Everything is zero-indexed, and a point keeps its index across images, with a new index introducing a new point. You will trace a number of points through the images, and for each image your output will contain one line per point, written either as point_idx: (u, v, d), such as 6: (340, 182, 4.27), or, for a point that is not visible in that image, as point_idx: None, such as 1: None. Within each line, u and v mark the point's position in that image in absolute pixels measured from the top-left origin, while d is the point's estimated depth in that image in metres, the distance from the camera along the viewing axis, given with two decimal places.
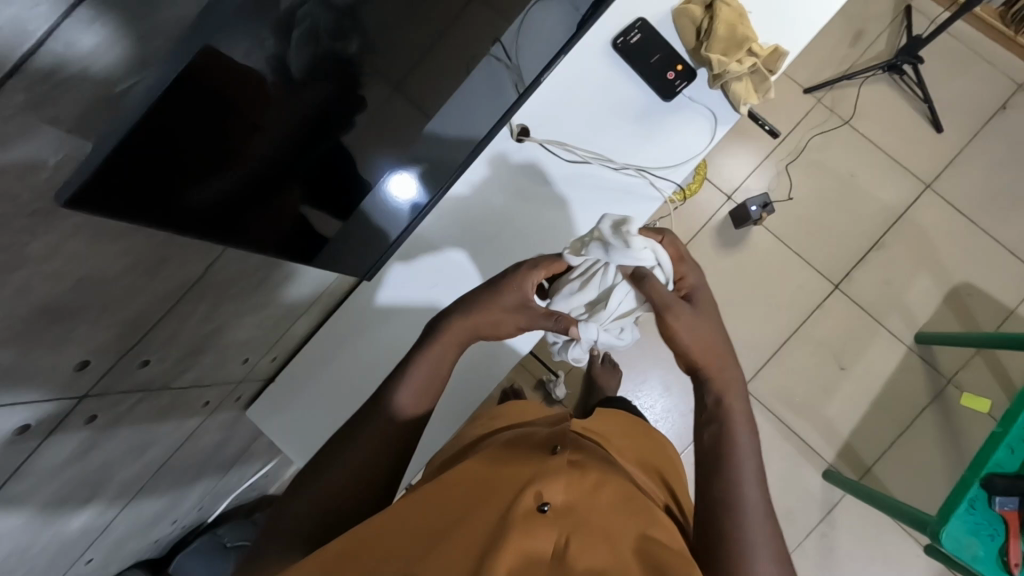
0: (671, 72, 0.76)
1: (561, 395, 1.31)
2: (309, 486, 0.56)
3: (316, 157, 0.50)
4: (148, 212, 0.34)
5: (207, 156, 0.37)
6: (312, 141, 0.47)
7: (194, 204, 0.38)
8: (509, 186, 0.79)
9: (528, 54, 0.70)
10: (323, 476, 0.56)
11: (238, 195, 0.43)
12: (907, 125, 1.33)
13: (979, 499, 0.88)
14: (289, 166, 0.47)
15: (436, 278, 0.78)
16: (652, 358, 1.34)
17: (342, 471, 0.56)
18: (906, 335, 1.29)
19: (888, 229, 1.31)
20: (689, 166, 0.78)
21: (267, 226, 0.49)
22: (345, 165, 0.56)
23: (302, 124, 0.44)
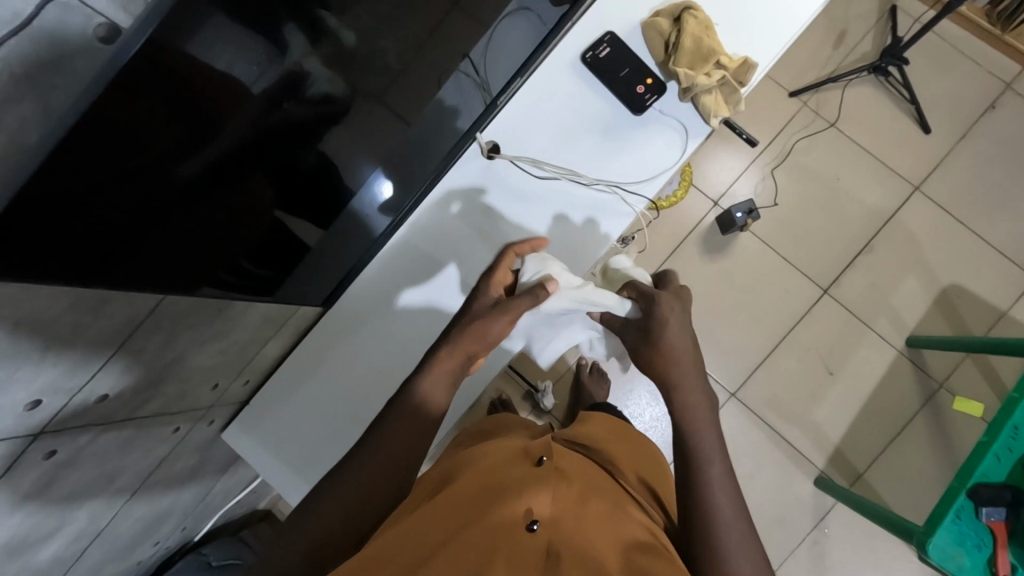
0: (639, 86, 0.75)
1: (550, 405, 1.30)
2: None
3: (265, 171, 0.49)
4: (70, 235, 0.34)
5: (137, 178, 0.36)
6: (269, 152, 0.48)
7: (125, 224, 0.38)
8: (480, 204, 0.78)
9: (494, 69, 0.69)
10: None
11: (178, 213, 0.42)
12: (894, 126, 1.31)
13: (966, 508, 0.87)
14: (244, 176, 0.47)
15: (409, 295, 0.78)
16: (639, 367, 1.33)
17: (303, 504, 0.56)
18: (897, 339, 1.28)
19: (876, 232, 1.30)
20: (661, 179, 0.77)
21: (211, 238, 0.48)
22: (303, 179, 0.55)
23: (244, 139, 0.44)
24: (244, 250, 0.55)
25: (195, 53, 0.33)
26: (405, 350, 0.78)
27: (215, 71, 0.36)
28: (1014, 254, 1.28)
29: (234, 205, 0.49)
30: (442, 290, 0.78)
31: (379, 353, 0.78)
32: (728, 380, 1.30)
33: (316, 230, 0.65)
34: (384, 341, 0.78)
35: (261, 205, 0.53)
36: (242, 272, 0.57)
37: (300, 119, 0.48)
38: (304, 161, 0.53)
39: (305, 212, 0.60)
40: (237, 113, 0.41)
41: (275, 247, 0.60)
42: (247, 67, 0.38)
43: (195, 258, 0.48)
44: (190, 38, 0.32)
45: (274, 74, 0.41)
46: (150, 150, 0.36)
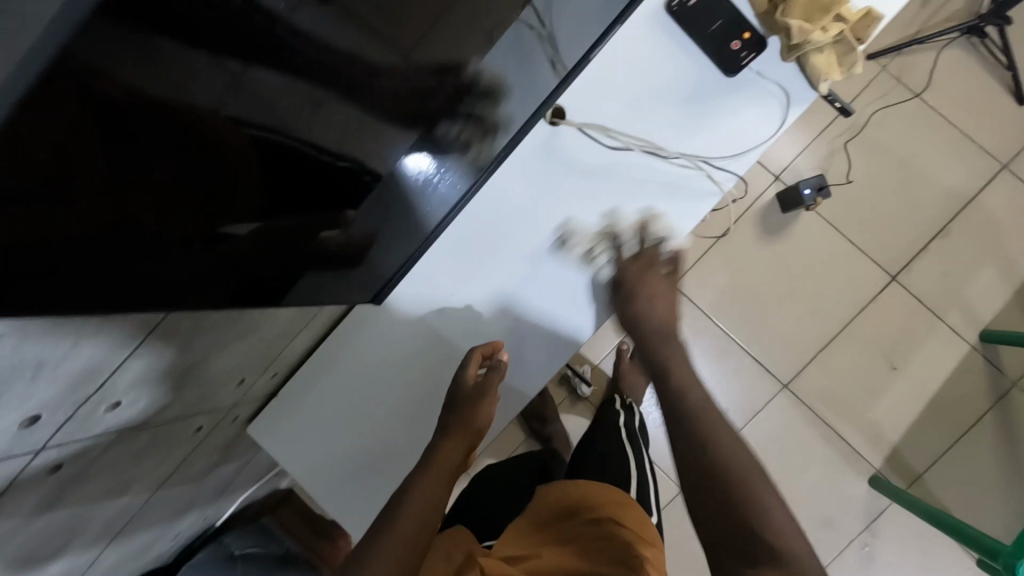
0: (735, 42, 0.64)
1: (587, 391, 1.22)
2: None
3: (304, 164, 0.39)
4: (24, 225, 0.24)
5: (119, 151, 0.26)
6: (273, 177, 0.37)
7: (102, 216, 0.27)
8: (539, 175, 0.68)
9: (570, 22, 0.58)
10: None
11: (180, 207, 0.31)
12: (984, 96, 1.18)
13: None
14: (247, 209, 0.37)
15: (456, 280, 0.69)
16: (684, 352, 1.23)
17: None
18: (969, 333, 1.17)
19: (954, 215, 1.18)
20: (754, 155, 0.66)
21: (229, 245, 0.38)
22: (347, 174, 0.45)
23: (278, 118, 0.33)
24: (263, 296, 0.45)
25: (148, 49, 0.23)
26: (450, 350, 0.69)
27: (180, 75, 0.26)
28: None
29: (239, 243, 0.39)
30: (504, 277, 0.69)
31: (421, 343, 0.70)
32: (780, 371, 1.21)
33: (353, 249, 0.54)
34: (426, 332, 0.69)
35: (275, 238, 0.43)
36: (273, 289, 0.46)
37: (310, 132, 0.37)
38: (321, 186, 0.43)
39: (333, 230, 0.50)
40: (222, 132, 0.31)
41: (308, 270, 0.49)
42: (228, 74, 0.28)
43: (211, 269, 0.38)
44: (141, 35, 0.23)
45: (281, 67, 0.31)
46: (89, 186, 0.26)
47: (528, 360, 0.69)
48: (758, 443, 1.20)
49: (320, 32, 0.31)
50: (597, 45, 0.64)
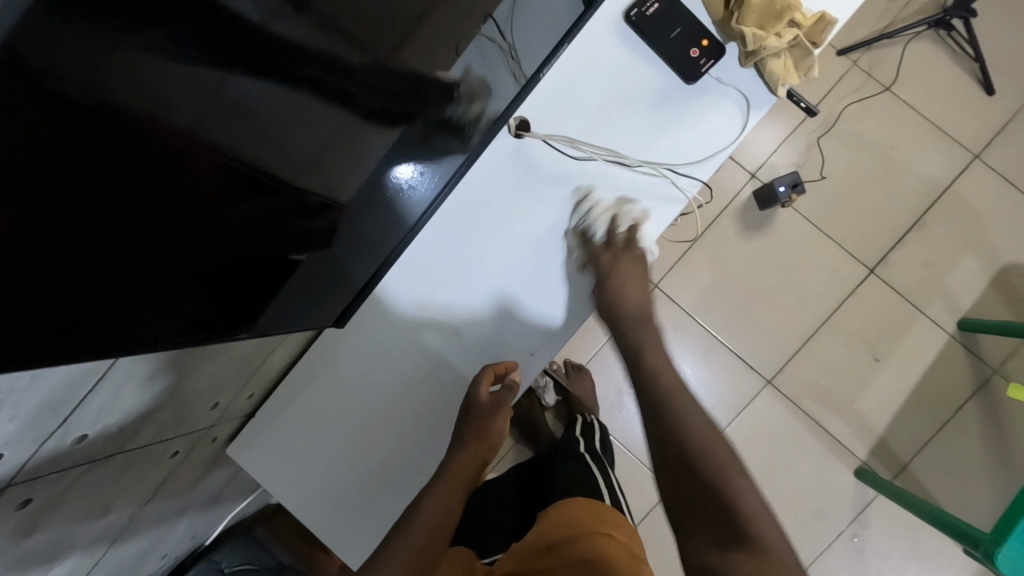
0: (694, 49, 0.64)
1: (550, 401, 1.21)
2: None
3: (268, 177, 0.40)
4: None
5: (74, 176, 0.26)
6: (234, 192, 0.38)
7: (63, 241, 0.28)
8: (506, 187, 0.68)
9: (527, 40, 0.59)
10: None
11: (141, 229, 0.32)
12: (953, 88, 1.19)
13: None
14: (197, 235, 0.37)
15: (432, 295, 0.69)
16: (668, 351, 1.23)
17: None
18: (948, 322, 1.19)
19: (929, 206, 1.19)
20: (718, 160, 0.67)
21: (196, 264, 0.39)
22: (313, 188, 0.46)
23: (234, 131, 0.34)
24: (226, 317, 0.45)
25: (96, 68, 0.24)
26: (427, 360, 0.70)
27: (103, 106, 0.26)
28: None
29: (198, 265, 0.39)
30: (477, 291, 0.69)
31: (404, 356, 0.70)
32: (765, 367, 1.22)
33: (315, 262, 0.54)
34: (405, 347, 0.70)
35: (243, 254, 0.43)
36: (245, 304, 0.47)
37: (252, 152, 0.37)
38: (267, 206, 0.42)
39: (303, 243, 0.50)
40: (157, 159, 0.30)
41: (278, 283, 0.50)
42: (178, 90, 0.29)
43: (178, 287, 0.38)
44: (52, 81, 0.23)
45: (236, 79, 0.32)
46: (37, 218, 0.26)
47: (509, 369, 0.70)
48: (745, 439, 1.21)
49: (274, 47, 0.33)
50: (548, 62, 0.65)
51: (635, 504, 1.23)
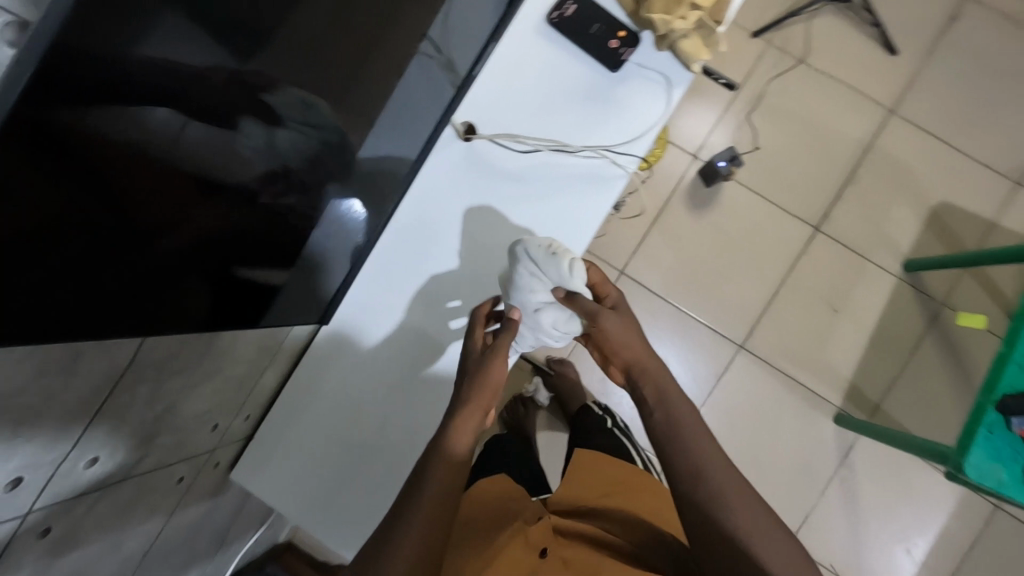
0: (613, 41, 0.71)
1: (544, 399, 1.26)
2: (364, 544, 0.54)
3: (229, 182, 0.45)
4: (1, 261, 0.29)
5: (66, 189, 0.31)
6: (202, 195, 0.43)
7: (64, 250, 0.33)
8: (463, 186, 0.74)
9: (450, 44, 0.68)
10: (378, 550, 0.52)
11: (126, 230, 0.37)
12: (861, 53, 1.29)
13: (997, 423, 0.86)
14: (176, 238, 0.43)
15: (406, 295, 0.75)
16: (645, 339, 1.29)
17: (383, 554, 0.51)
18: (894, 266, 1.27)
19: (858, 162, 1.29)
20: (650, 137, 0.73)
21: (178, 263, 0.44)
22: (270, 188, 0.51)
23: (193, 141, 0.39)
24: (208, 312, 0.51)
25: (75, 94, 0.30)
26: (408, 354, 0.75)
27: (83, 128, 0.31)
28: (998, 165, 1.27)
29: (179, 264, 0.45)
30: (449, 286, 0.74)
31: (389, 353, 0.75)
32: (734, 333, 1.28)
33: (288, 260, 0.61)
34: (387, 345, 0.75)
35: (217, 254, 0.49)
36: (224, 300, 0.53)
37: (211, 158, 0.42)
38: (238, 210, 0.48)
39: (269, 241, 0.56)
40: (131, 172, 0.36)
41: (251, 281, 0.56)
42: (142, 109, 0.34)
43: (164, 286, 0.44)
44: (53, 103, 0.29)
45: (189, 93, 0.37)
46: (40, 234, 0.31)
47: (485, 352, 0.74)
48: (729, 405, 1.27)
49: (221, 73, 0.39)
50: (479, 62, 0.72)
51: None
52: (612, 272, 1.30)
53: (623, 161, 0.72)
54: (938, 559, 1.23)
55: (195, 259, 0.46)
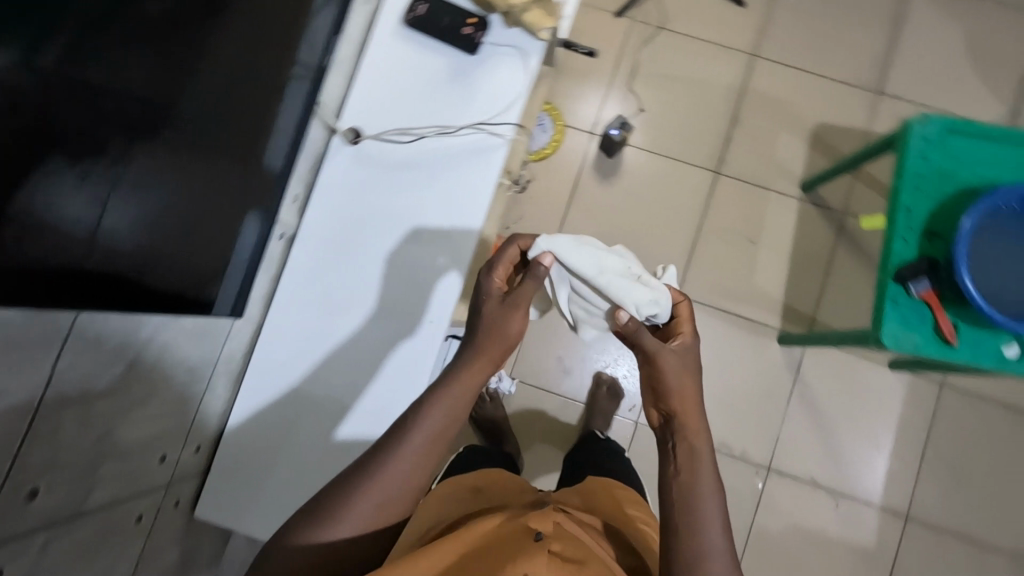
0: (465, 28, 0.78)
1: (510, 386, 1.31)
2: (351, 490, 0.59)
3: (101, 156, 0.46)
4: None
5: None
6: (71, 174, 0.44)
7: None
8: (362, 184, 0.78)
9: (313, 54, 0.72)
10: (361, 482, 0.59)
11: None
12: (714, 10, 1.41)
13: (899, 293, 0.93)
14: (50, 216, 0.43)
15: (330, 295, 0.78)
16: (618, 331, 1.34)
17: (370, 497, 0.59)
18: (793, 190, 1.37)
19: (737, 105, 1.39)
20: (519, 104, 0.79)
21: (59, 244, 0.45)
22: (152, 168, 0.52)
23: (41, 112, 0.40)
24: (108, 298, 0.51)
25: None
26: (341, 346, 0.77)
27: None
28: (859, 80, 1.39)
29: (62, 246, 0.45)
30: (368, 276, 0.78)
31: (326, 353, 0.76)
32: None
33: (196, 248, 0.61)
34: (322, 341, 0.77)
35: (105, 236, 0.49)
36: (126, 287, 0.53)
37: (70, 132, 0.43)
38: (134, 198, 0.51)
39: (167, 228, 0.56)
40: None
41: (156, 269, 0.56)
42: None
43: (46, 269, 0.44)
44: None
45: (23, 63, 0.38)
46: None
47: (416, 327, 0.77)
48: None
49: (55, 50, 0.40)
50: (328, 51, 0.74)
51: None
52: None
53: (501, 130, 0.78)
54: (904, 447, 1.30)
55: (83, 241, 0.47)
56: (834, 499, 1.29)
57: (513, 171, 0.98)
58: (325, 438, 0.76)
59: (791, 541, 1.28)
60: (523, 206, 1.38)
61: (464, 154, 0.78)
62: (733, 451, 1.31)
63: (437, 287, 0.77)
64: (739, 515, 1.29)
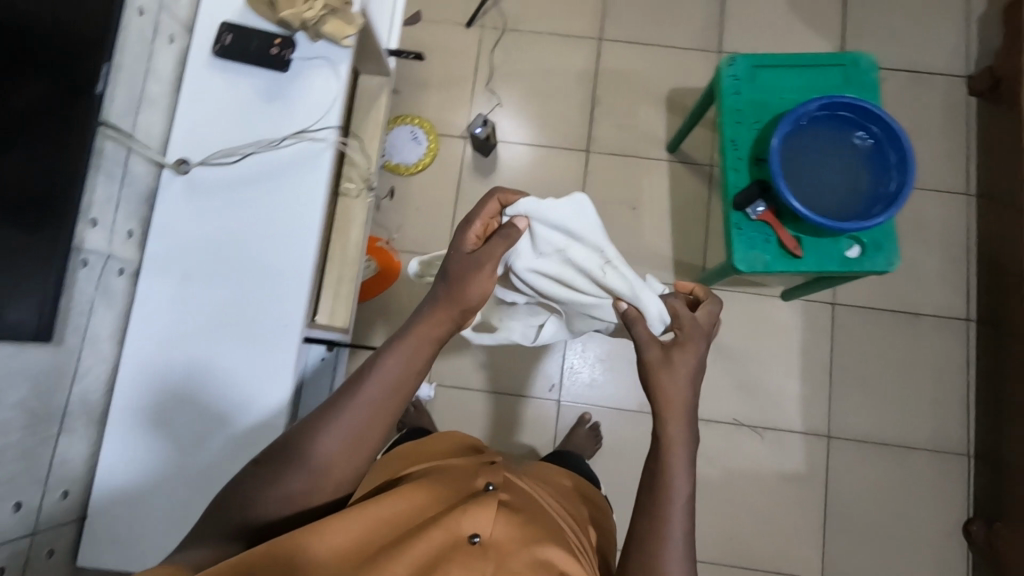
0: (272, 48, 0.83)
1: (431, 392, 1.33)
2: (316, 438, 0.64)
3: None
4: None
5: None
6: None
7: None
8: (197, 209, 0.81)
9: (115, 95, 0.74)
10: (319, 440, 0.64)
11: None
12: (556, 6, 1.51)
13: (741, 219, 1.00)
14: None
15: (181, 317, 0.80)
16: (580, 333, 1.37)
17: (335, 439, 0.64)
18: (662, 153, 1.45)
19: (594, 87, 1.48)
20: (336, 108, 0.83)
21: None
22: None
23: None
24: None
25: None
26: (200, 362, 0.79)
27: None
28: (700, 44, 1.49)
29: None
30: (217, 292, 0.80)
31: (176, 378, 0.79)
32: None
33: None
34: (180, 361, 0.79)
35: None
36: None
37: None
38: None
39: None
40: None
41: None
42: None
43: None
44: None
45: None
46: None
47: (269, 329, 0.79)
48: None
49: None
50: (109, 82, 0.73)
51: (541, 433, 1.33)
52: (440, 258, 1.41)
53: (323, 135, 0.82)
54: (812, 370, 1.36)
55: None
56: (758, 433, 1.33)
57: (370, 179, 1.05)
58: (197, 453, 0.77)
59: (727, 483, 1.31)
60: (412, 216, 1.43)
61: (290, 163, 0.82)
62: None
63: (285, 287, 0.80)
64: None
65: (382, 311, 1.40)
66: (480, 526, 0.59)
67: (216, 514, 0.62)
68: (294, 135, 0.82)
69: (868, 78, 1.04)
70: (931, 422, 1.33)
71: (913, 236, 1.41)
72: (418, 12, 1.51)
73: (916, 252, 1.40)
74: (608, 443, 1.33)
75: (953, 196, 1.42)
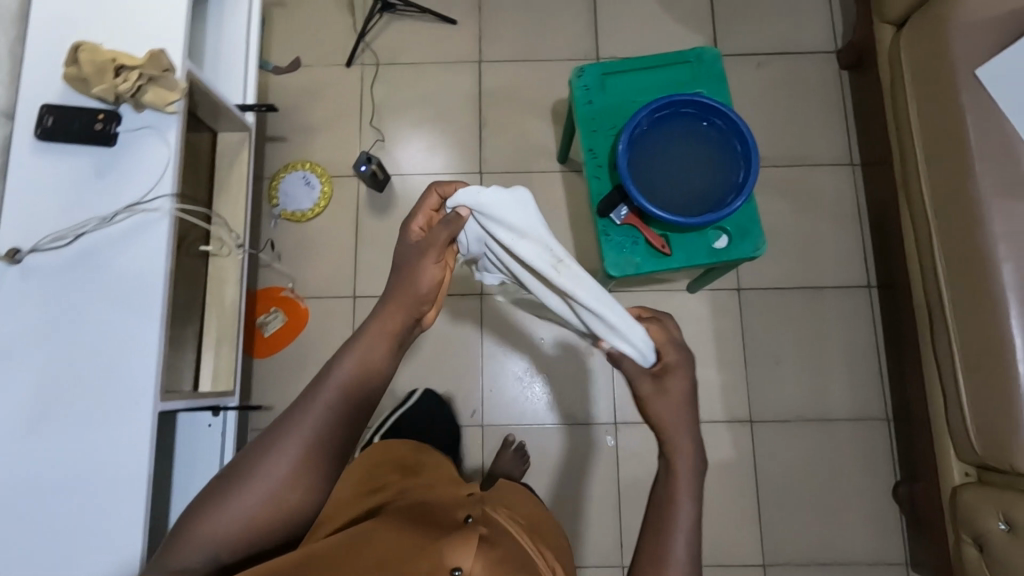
0: (96, 124, 0.82)
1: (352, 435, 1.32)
2: (286, 438, 0.62)
3: None
4: None
5: None
6: None
7: None
8: (36, 297, 0.79)
9: None
10: (289, 437, 0.62)
11: None
12: (432, 35, 1.52)
13: (609, 225, 1.01)
14: None
15: (28, 410, 0.77)
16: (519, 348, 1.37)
17: (301, 435, 0.62)
18: (554, 165, 1.46)
19: (480, 109, 1.49)
20: (168, 175, 0.83)
21: None
22: None
23: None
24: None
25: None
26: (55, 452, 0.76)
27: None
28: (577, 54, 1.51)
29: None
30: (65, 378, 0.78)
31: (10, 494, 0.75)
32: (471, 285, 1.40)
33: None
34: (32, 455, 0.76)
35: None
36: None
37: None
38: None
39: None
40: None
41: None
42: None
43: None
44: None
45: None
46: None
47: (123, 409, 0.78)
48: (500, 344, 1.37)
49: None
50: None
51: (468, 461, 1.31)
52: (346, 299, 1.40)
53: (157, 203, 0.82)
54: (727, 358, 1.37)
55: None
56: None
57: (243, 237, 1.04)
58: (58, 548, 0.74)
59: None
60: (314, 262, 1.42)
61: (129, 236, 0.81)
62: (579, 418, 1.34)
63: (136, 362, 0.79)
64: (604, 477, 1.31)
65: (294, 361, 1.38)
66: (464, 557, 0.56)
67: (211, 507, 0.60)
68: (127, 207, 0.81)
69: (714, 69, 1.06)
70: (848, 391, 1.34)
71: (807, 212, 1.43)
72: (296, 60, 1.51)
73: (811, 227, 1.42)
74: (536, 460, 1.32)
75: (839, 167, 1.44)
